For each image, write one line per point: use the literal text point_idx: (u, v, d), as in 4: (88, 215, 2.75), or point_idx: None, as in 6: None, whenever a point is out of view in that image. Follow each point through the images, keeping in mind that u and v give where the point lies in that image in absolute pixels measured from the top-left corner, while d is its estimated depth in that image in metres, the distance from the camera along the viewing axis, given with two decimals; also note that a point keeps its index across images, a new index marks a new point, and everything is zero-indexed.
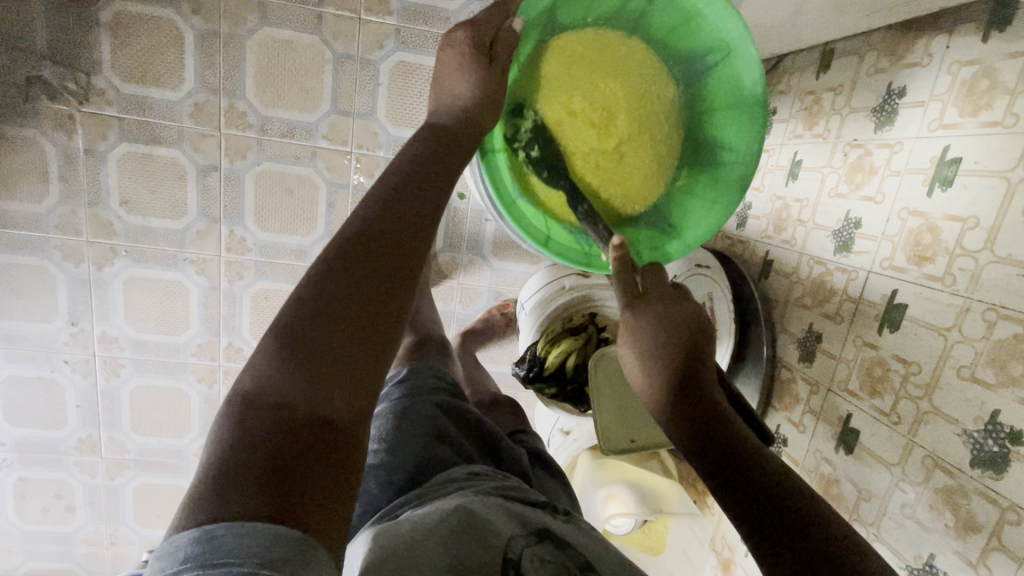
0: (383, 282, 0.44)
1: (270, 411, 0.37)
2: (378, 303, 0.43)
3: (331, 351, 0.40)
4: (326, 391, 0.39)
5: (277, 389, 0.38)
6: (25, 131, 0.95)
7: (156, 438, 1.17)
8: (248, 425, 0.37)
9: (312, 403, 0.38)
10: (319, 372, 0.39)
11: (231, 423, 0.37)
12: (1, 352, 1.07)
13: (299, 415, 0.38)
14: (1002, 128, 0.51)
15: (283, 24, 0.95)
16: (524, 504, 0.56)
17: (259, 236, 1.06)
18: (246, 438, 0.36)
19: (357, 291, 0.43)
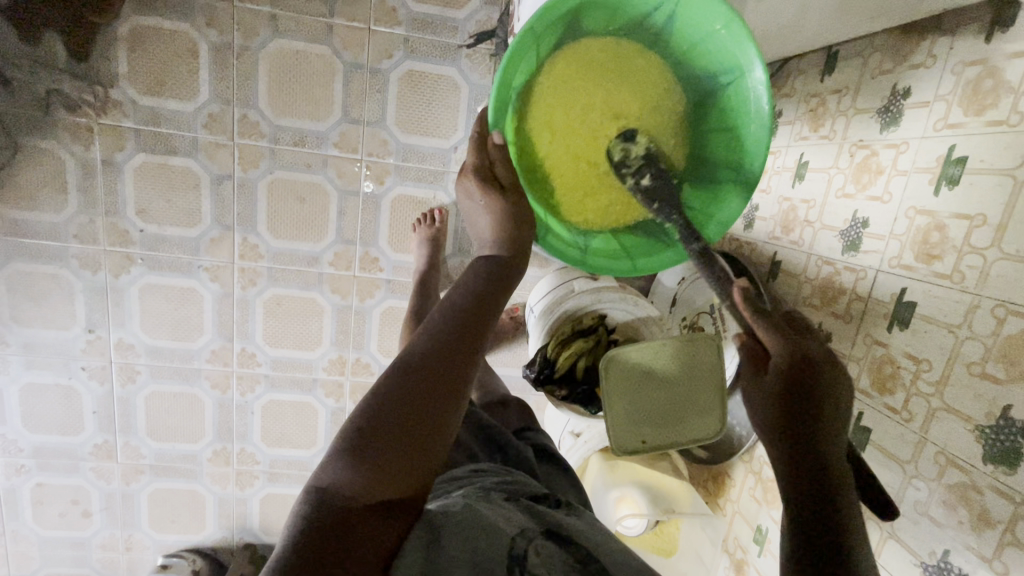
0: (443, 376, 0.48)
1: (337, 503, 0.43)
2: (437, 393, 0.47)
3: (390, 444, 0.44)
4: (386, 479, 0.44)
5: (351, 470, 0.44)
6: (45, 142, 0.97)
7: (170, 443, 1.19)
8: (318, 512, 0.43)
9: (370, 492, 0.44)
10: (381, 465, 0.44)
11: (310, 507, 0.43)
12: (21, 359, 1.09)
13: (359, 506, 0.43)
14: (1007, 127, 0.52)
15: (294, 36, 0.97)
16: (530, 499, 0.57)
17: (271, 242, 1.08)
18: (315, 523, 0.42)
19: (422, 382, 0.47)
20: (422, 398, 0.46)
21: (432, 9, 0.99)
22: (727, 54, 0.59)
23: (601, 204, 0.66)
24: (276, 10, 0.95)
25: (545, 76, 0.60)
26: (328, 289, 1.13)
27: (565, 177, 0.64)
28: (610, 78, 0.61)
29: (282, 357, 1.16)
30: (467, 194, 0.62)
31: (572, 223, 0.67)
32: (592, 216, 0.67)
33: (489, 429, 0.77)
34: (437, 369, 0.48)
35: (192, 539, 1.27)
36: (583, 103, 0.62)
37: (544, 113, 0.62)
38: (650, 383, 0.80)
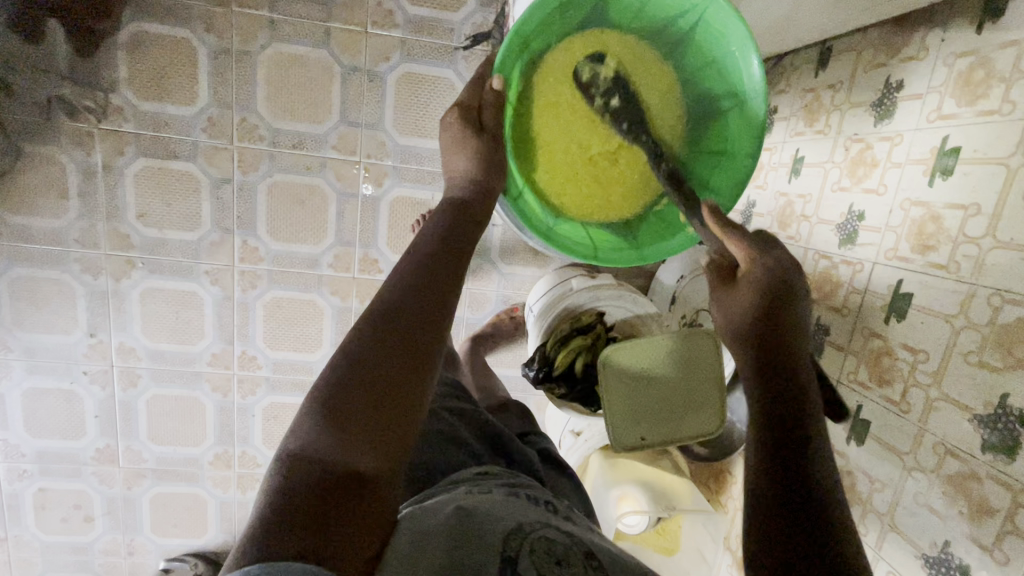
0: (411, 332, 0.46)
1: (309, 473, 0.40)
2: (406, 348, 0.46)
3: (361, 401, 0.43)
4: (360, 441, 0.42)
5: (323, 432, 0.41)
6: (47, 148, 0.98)
7: (172, 447, 1.19)
8: (292, 484, 0.39)
9: (348, 458, 0.41)
10: (353, 425, 0.42)
11: (279, 481, 0.39)
12: (23, 364, 1.10)
13: (334, 474, 0.40)
14: (1000, 116, 0.52)
15: (292, 40, 0.98)
16: (531, 499, 0.57)
17: (271, 245, 1.09)
18: (289, 496, 0.38)
19: (392, 340, 0.45)
20: (391, 354, 0.45)
21: (429, 11, 1.00)
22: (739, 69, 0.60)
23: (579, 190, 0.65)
24: (274, 15, 0.96)
25: (564, 50, 0.60)
26: (327, 292, 1.13)
27: (555, 151, 0.63)
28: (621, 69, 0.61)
29: (283, 360, 1.16)
30: (448, 128, 0.61)
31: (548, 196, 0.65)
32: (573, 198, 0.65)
33: (490, 427, 0.77)
34: (405, 324, 0.46)
35: (194, 543, 1.27)
36: (589, 88, 0.62)
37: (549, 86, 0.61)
38: (649, 380, 0.80)
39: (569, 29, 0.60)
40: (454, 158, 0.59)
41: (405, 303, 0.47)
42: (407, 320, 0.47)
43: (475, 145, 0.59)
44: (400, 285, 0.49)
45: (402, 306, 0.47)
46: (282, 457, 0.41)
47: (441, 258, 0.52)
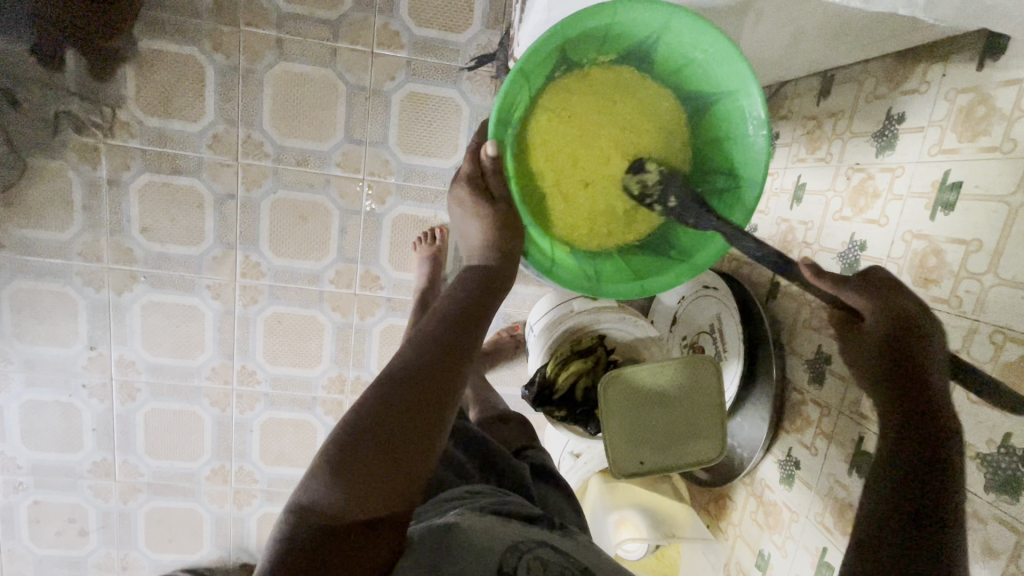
0: (427, 387, 0.46)
1: (314, 523, 0.43)
2: (422, 401, 0.46)
3: (370, 462, 0.43)
4: (360, 505, 0.43)
5: (332, 485, 0.43)
6: (53, 162, 0.99)
7: (168, 461, 1.18)
8: (300, 527, 0.43)
9: (353, 511, 0.43)
10: (355, 484, 0.43)
11: (285, 532, 0.43)
12: (21, 376, 1.09)
13: (339, 526, 0.43)
14: (1001, 153, 0.52)
15: (299, 59, 0.99)
16: (525, 519, 0.58)
17: (273, 260, 1.09)
18: (295, 542, 0.42)
19: (402, 409, 0.45)
20: (403, 408, 0.45)
21: (434, 32, 1.01)
22: (736, 101, 0.60)
23: (569, 206, 0.63)
24: (282, 34, 0.98)
25: (560, 84, 0.60)
26: (328, 308, 1.13)
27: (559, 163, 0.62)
28: (621, 100, 0.62)
29: (282, 375, 1.16)
30: (460, 203, 0.62)
31: (552, 231, 0.64)
32: (581, 231, 0.65)
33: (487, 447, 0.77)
34: (420, 374, 0.46)
35: (189, 559, 1.26)
36: (592, 121, 0.61)
37: (547, 116, 0.61)
38: (650, 404, 0.79)
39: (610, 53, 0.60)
40: (468, 226, 0.61)
41: (421, 357, 0.47)
42: (423, 370, 0.47)
43: (487, 213, 0.59)
44: (420, 342, 0.48)
45: (422, 367, 0.47)
46: (291, 511, 0.44)
47: (462, 317, 0.51)
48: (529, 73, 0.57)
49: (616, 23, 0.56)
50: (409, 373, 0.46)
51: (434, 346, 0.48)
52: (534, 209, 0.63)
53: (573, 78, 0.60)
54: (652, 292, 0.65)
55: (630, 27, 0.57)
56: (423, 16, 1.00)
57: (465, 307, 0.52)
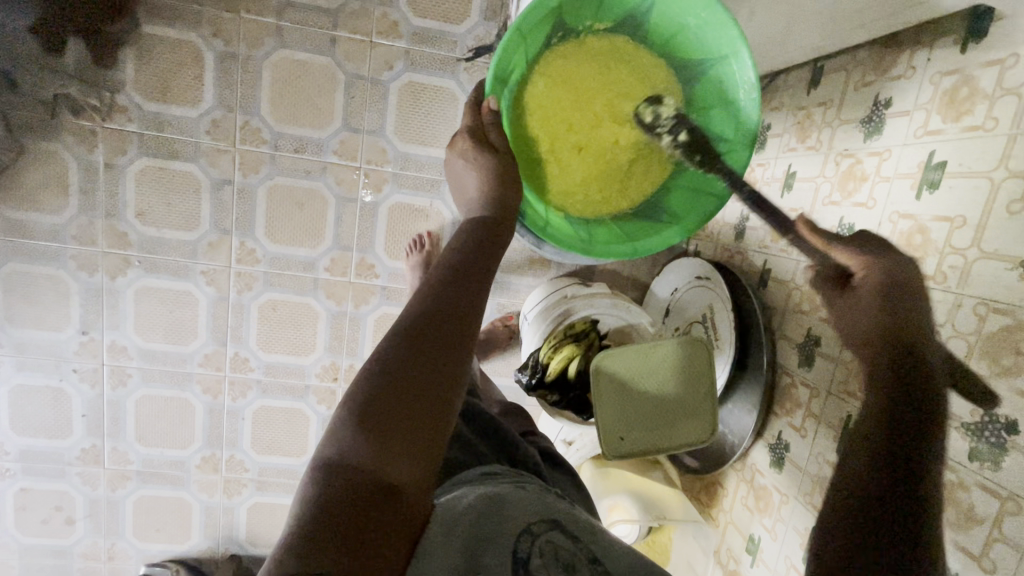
0: (443, 337, 0.48)
1: (346, 484, 0.42)
2: (439, 350, 0.48)
3: (397, 414, 0.44)
4: (390, 453, 0.43)
5: (359, 437, 0.43)
6: (49, 144, 0.99)
7: (158, 448, 1.17)
8: (330, 489, 0.42)
9: (383, 467, 0.43)
10: (383, 433, 0.44)
11: (315, 489, 0.42)
12: (12, 360, 1.09)
13: (372, 483, 0.42)
14: (984, 131, 0.54)
15: (298, 47, 1.00)
16: (540, 492, 0.57)
17: (268, 247, 1.09)
18: (327, 500, 0.41)
19: (424, 358, 0.47)
20: (423, 357, 0.47)
21: (433, 23, 1.02)
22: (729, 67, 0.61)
23: (565, 170, 0.65)
24: (281, 22, 0.99)
25: (557, 49, 0.62)
26: (322, 295, 1.13)
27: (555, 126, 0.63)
28: (618, 67, 0.63)
29: (275, 363, 1.16)
30: (460, 154, 0.62)
31: (547, 195, 0.66)
32: (575, 198, 0.67)
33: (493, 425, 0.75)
34: (436, 325, 0.48)
35: (176, 549, 1.24)
36: (588, 87, 0.63)
37: (544, 80, 0.62)
38: (642, 386, 0.80)
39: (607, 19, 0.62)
40: (466, 181, 0.62)
41: (436, 310, 0.49)
42: (439, 322, 0.49)
43: (489, 164, 0.60)
44: (432, 297, 0.50)
45: (435, 323, 0.49)
46: (317, 468, 0.43)
47: (468, 275, 0.53)
48: (527, 36, 0.59)
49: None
50: (425, 327, 0.48)
51: (446, 299, 0.50)
52: (531, 173, 0.65)
53: (570, 44, 0.62)
54: (642, 253, 0.68)
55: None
56: (422, 7, 1.01)
57: (472, 267, 0.54)
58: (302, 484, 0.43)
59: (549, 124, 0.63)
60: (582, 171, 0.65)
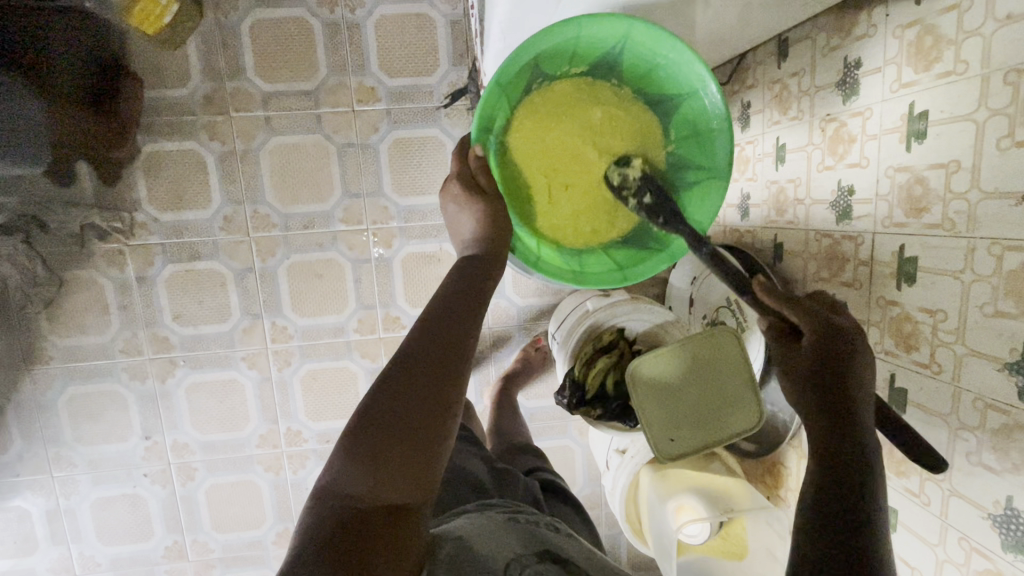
0: (441, 360, 0.49)
1: (343, 509, 0.44)
2: (437, 373, 0.49)
3: (391, 444, 0.45)
4: (384, 482, 0.45)
5: (355, 467, 0.45)
6: (85, 271, 1.07)
7: (235, 533, 1.22)
8: (326, 522, 0.44)
9: (379, 493, 0.45)
10: (377, 461, 0.45)
11: (314, 517, 0.44)
12: (88, 477, 1.15)
13: (369, 511, 0.44)
14: (957, 76, 0.54)
15: (289, 132, 1.06)
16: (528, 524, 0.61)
17: (298, 322, 1.14)
18: (325, 528, 0.43)
19: (418, 384, 0.48)
20: (416, 381, 0.48)
21: (407, 80, 1.07)
22: (699, 101, 0.65)
23: (548, 205, 0.69)
24: (269, 113, 1.05)
25: (533, 95, 0.65)
26: (358, 356, 1.18)
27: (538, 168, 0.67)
28: (595, 109, 0.66)
29: (327, 430, 1.20)
30: (452, 199, 0.65)
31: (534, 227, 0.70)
32: (566, 231, 0.71)
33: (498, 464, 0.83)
34: (436, 351, 0.50)
35: None
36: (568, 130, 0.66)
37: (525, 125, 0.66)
38: (677, 386, 0.81)
39: (579, 65, 0.65)
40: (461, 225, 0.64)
41: (428, 335, 0.51)
42: (436, 348, 0.50)
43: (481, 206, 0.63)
44: (427, 321, 0.52)
45: (429, 353, 0.49)
46: (316, 496, 0.45)
47: (469, 303, 0.55)
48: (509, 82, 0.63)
49: (583, 39, 0.62)
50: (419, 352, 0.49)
51: (439, 326, 0.52)
52: (520, 211, 0.69)
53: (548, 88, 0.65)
54: (633, 279, 0.71)
55: (594, 39, 0.62)
56: (394, 68, 1.06)
57: (469, 294, 0.56)
58: (304, 513, 0.45)
59: (534, 161, 0.67)
60: (569, 205, 0.69)
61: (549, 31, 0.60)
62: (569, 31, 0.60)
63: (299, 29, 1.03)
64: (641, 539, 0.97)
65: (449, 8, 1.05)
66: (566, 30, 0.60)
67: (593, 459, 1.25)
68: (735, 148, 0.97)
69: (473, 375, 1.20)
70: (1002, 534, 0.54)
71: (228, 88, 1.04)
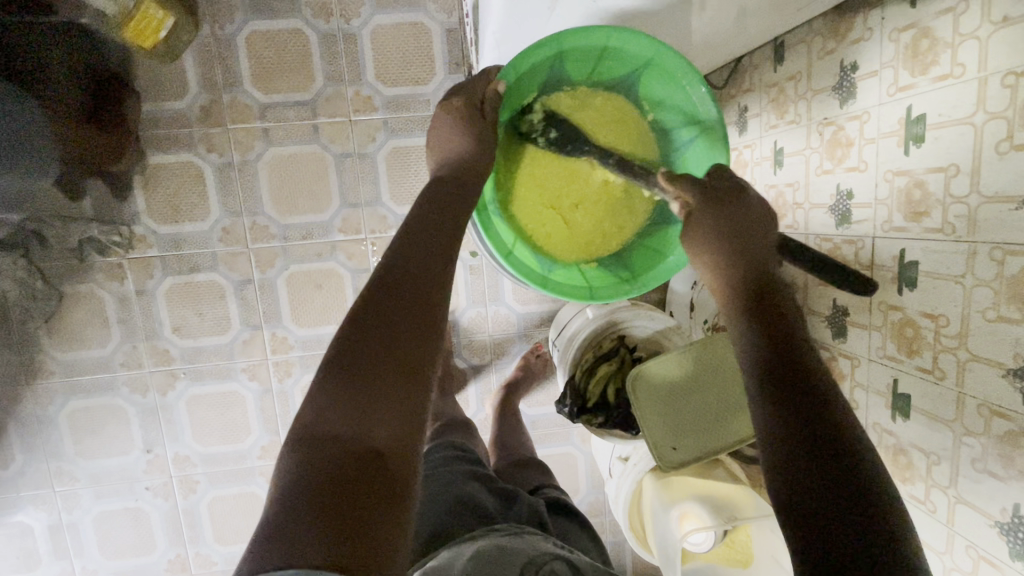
0: (419, 291, 0.49)
1: (335, 450, 0.41)
2: (416, 309, 0.48)
3: (381, 378, 0.44)
4: (374, 419, 0.42)
5: (340, 403, 0.42)
6: (85, 286, 1.07)
7: (238, 545, 1.21)
8: (306, 464, 0.40)
9: (371, 432, 0.42)
10: (365, 402, 0.43)
11: (292, 462, 0.40)
12: (89, 491, 1.15)
13: (360, 448, 0.41)
14: (954, 79, 0.54)
15: (286, 142, 1.06)
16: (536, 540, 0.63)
17: (298, 332, 1.14)
18: (309, 474, 0.39)
19: (398, 324, 0.46)
20: (401, 317, 0.47)
21: (404, 89, 1.07)
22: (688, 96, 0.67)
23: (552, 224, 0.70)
24: (266, 124, 1.05)
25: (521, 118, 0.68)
26: None
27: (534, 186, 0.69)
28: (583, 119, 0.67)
29: None
30: (452, 115, 0.64)
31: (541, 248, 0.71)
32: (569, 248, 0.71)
33: (501, 486, 0.81)
34: (416, 286, 0.49)
35: None
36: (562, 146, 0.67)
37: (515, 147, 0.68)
38: (678, 394, 0.81)
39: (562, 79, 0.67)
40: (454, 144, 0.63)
41: (406, 268, 0.50)
42: (415, 287, 0.49)
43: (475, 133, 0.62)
44: (401, 258, 0.51)
45: (404, 290, 0.48)
46: (294, 441, 0.42)
47: (436, 232, 0.54)
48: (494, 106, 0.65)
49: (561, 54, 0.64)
50: (401, 289, 0.48)
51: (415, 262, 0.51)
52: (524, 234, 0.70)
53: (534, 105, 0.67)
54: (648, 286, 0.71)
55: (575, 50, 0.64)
56: (390, 77, 1.06)
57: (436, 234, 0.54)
58: (283, 462, 0.41)
59: (535, 185, 0.69)
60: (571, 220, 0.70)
61: (529, 52, 0.62)
62: (548, 48, 0.62)
63: (295, 39, 1.03)
64: (646, 548, 0.96)
65: (444, 16, 1.05)
66: (545, 47, 0.62)
67: (596, 466, 1.24)
68: (733, 152, 0.97)
69: (474, 383, 1.20)
70: (1010, 543, 0.53)
71: (225, 100, 1.04)
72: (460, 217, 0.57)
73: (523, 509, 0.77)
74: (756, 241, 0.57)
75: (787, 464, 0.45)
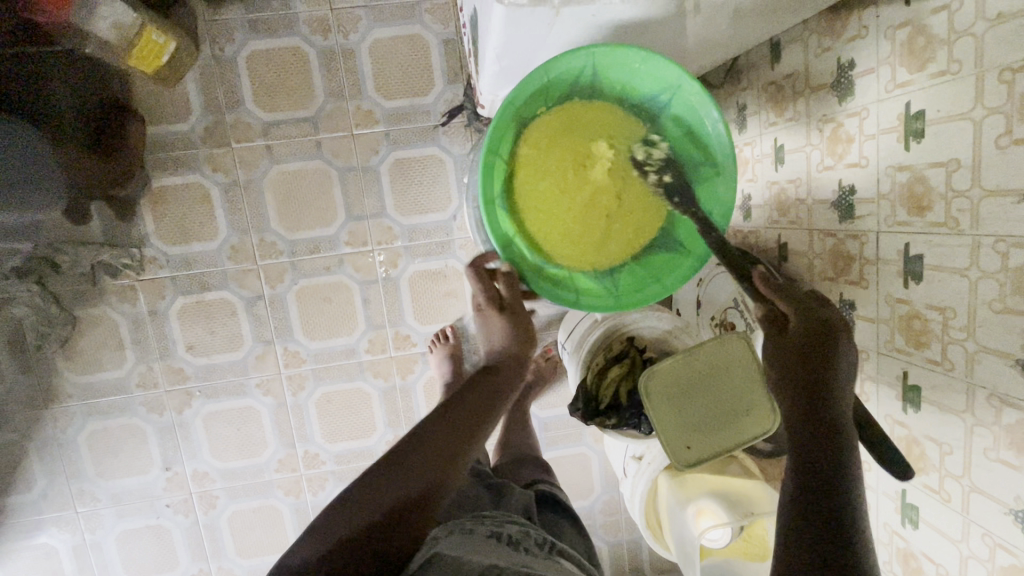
0: (458, 430, 0.61)
1: (341, 534, 0.51)
2: (447, 445, 0.58)
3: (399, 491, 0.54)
4: (383, 522, 0.52)
5: (370, 507, 0.53)
6: (98, 308, 1.09)
7: (259, 558, 1.23)
8: (323, 541, 0.51)
9: (373, 527, 0.52)
10: (384, 507, 0.53)
11: (313, 531, 0.52)
12: (111, 510, 1.17)
13: (362, 541, 0.51)
14: (951, 75, 0.55)
15: (289, 159, 1.07)
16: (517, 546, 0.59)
17: (310, 346, 1.15)
18: (324, 547, 0.50)
19: (432, 457, 0.57)
20: (427, 451, 0.57)
21: (404, 101, 1.08)
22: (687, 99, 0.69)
23: (568, 238, 0.73)
24: (269, 142, 1.07)
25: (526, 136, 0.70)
26: (370, 375, 1.18)
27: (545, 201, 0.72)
28: (595, 137, 0.71)
29: (344, 451, 1.21)
30: (484, 316, 0.78)
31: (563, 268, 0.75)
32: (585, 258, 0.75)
33: (494, 481, 0.82)
34: (459, 423, 0.61)
35: None
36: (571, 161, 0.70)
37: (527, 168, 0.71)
38: (690, 391, 0.82)
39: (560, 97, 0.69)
40: (492, 325, 0.77)
41: (455, 406, 0.63)
42: (460, 422, 0.61)
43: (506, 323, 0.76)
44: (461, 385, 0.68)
45: (448, 437, 0.59)
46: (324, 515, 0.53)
47: (495, 383, 0.69)
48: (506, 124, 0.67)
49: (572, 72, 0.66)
50: (436, 430, 0.59)
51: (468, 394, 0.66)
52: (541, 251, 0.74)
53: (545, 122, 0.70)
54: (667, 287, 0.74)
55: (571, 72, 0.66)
56: (390, 90, 1.07)
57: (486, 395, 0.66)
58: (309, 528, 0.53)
59: (545, 203, 0.72)
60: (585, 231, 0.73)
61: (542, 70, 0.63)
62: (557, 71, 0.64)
63: (295, 58, 1.04)
64: (663, 545, 0.97)
65: (440, 27, 1.06)
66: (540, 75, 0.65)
67: (609, 465, 1.25)
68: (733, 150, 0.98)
69: None
70: None
71: (228, 120, 1.05)
72: (506, 380, 0.70)
73: (514, 499, 0.78)
74: (830, 335, 0.54)
75: (792, 538, 0.47)
